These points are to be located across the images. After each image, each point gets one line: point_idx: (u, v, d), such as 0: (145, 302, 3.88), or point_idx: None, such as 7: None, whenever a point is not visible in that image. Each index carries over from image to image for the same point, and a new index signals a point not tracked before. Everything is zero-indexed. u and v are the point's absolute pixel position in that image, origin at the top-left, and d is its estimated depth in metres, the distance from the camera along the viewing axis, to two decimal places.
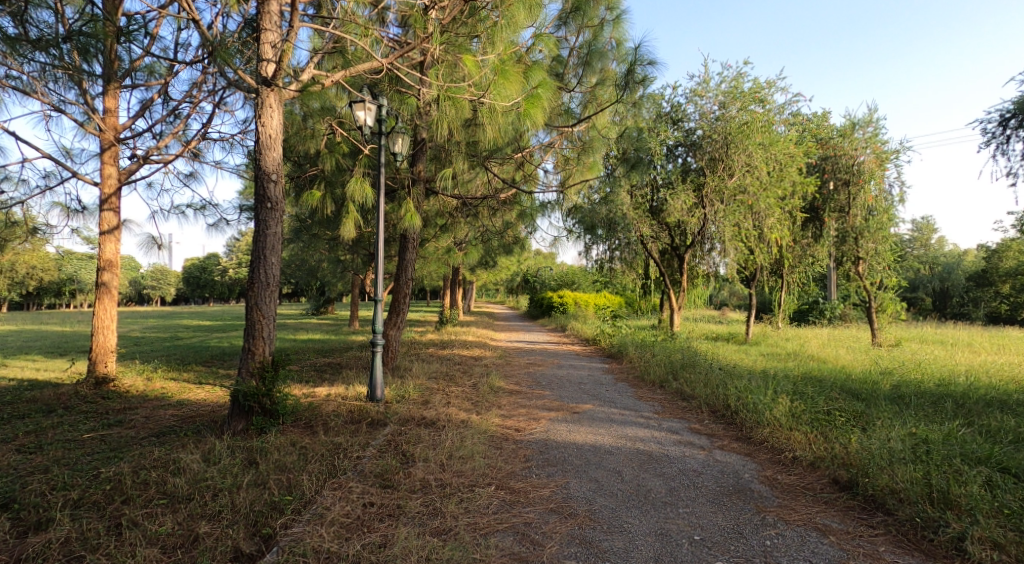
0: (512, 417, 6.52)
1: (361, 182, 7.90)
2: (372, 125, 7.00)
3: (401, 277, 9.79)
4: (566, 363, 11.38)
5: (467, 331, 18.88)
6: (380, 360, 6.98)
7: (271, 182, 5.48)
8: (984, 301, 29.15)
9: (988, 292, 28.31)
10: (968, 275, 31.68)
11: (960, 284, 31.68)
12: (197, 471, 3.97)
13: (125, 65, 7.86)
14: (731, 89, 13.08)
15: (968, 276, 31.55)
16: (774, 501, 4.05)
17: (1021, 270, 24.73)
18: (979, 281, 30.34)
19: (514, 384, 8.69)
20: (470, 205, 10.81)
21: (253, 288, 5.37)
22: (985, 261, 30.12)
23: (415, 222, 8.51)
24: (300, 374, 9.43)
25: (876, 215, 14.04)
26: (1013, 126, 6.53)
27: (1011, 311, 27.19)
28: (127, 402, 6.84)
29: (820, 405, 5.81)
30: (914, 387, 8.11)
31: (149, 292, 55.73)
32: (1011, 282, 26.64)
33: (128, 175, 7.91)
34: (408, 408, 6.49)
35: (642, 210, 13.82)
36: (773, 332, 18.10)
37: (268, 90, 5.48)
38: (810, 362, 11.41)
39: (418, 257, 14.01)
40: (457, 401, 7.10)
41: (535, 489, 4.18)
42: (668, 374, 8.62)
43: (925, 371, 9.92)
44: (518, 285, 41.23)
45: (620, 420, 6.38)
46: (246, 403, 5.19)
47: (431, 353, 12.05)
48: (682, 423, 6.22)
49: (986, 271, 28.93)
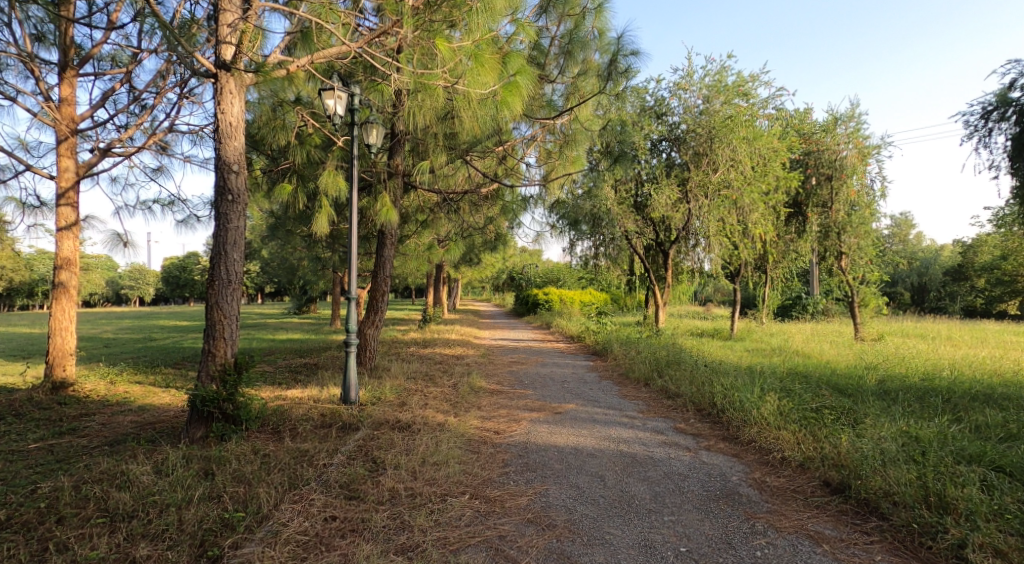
0: (492, 418, 6.27)
1: (334, 176, 7.61)
2: (343, 115, 6.71)
3: (378, 275, 9.49)
4: (550, 361, 11.16)
5: (451, 329, 18.63)
6: (354, 361, 6.71)
7: (232, 173, 5.18)
8: (961, 294, 29.58)
9: (965, 286, 28.67)
10: (944, 269, 32.05)
11: (937, 278, 32.05)
12: (145, 485, 3.72)
13: (83, 52, 7.51)
14: (715, 83, 12.94)
15: (945, 271, 31.96)
16: (764, 506, 3.84)
17: (996, 264, 25.03)
18: (956, 275, 30.77)
19: (495, 383, 8.45)
20: (450, 200, 10.53)
21: (214, 286, 5.09)
22: (961, 256, 30.51)
23: (391, 217, 8.23)
24: (274, 376, 9.10)
25: (858, 210, 14.01)
26: (994, 118, 6.39)
27: (986, 304, 27.59)
28: (84, 409, 6.50)
29: (808, 402, 5.62)
30: (900, 383, 8.00)
31: (127, 292, 54.75)
32: (986, 276, 26.98)
33: (86, 169, 7.56)
34: (383, 410, 6.23)
35: (626, 205, 13.62)
36: (757, 327, 18.08)
37: (228, 76, 5.18)
38: (795, 358, 11.32)
39: (398, 255, 13.71)
40: (436, 403, 6.84)
41: (511, 498, 3.93)
42: (653, 371, 8.43)
43: (909, 366, 9.86)
44: (503, 282, 40.96)
45: (604, 421, 6.16)
46: (205, 409, 4.88)
47: (411, 352, 11.76)
48: (667, 423, 6.02)
49: (963, 266, 29.28)
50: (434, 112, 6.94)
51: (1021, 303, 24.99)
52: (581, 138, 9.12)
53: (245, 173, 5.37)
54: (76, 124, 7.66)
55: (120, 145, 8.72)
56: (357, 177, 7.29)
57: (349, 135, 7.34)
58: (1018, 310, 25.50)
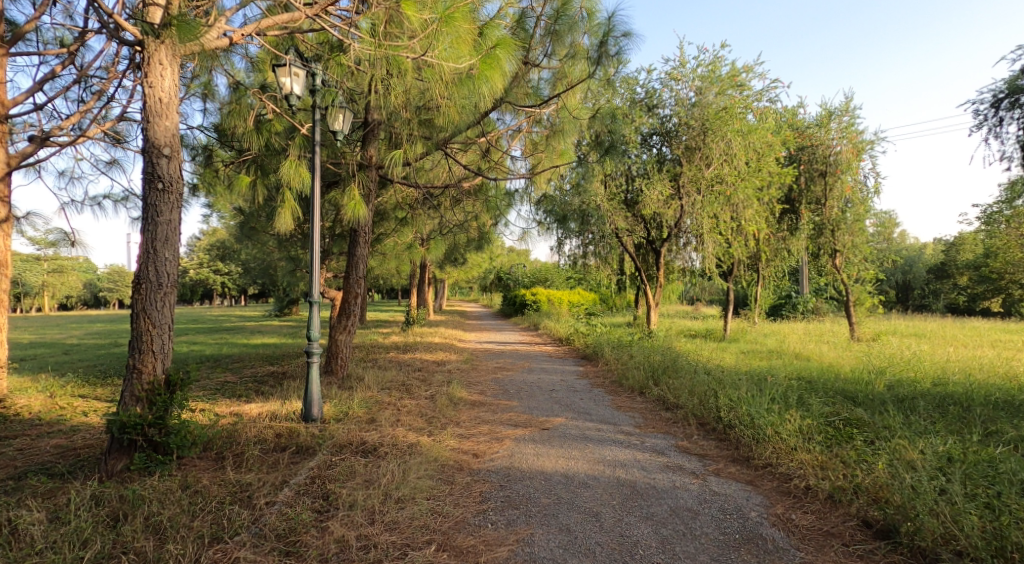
0: (472, 437, 5.56)
1: (296, 167, 6.89)
2: (301, 95, 5.98)
3: (351, 275, 8.70)
4: (537, 367, 10.47)
5: (436, 331, 17.93)
6: (316, 373, 5.98)
7: (163, 158, 4.48)
8: (944, 292, 29.40)
9: (948, 284, 28.58)
10: (928, 267, 31.92)
11: (921, 276, 31.95)
12: (33, 540, 3.11)
13: (14, 27, 6.71)
14: (708, 73, 12.30)
15: (929, 269, 31.78)
16: (796, 556, 3.23)
17: (982, 263, 24.80)
18: (939, 274, 30.63)
19: (477, 393, 7.75)
20: (430, 196, 9.81)
21: (140, 290, 4.37)
22: (944, 254, 30.41)
23: (360, 213, 7.50)
24: (234, 388, 8.29)
25: (853, 207, 13.51)
26: (1006, 107, 5.82)
27: (969, 301, 27.44)
28: (8, 430, 5.72)
29: (823, 413, 4.99)
30: (909, 389, 7.41)
31: (105, 294, 53.36)
32: (969, 274, 26.87)
33: (18, 159, 6.77)
34: (347, 430, 5.50)
35: (616, 201, 12.96)
36: (750, 327, 17.53)
37: (156, 43, 4.46)
38: (791, 361, 10.75)
39: (376, 255, 12.95)
40: (409, 418, 6.13)
41: (487, 550, 3.28)
42: (648, 380, 7.77)
43: (913, 368, 9.33)
44: (488, 282, 40.24)
45: (597, 439, 5.48)
46: (126, 437, 4.14)
47: (389, 358, 10.99)
48: (667, 441, 5.37)
49: (946, 264, 29.19)
50: (405, 94, 6.25)
51: (1004, 300, 24.78)
52: (569, 128, 8.43)
53: (181, 160, 4.67)
54: (6, 110, 6.84)
55: (62, 134, 7.92)
56: (319, 167, 6.58)
57: (311, 121, 6.62)
58: (1001, 307, 25.35)
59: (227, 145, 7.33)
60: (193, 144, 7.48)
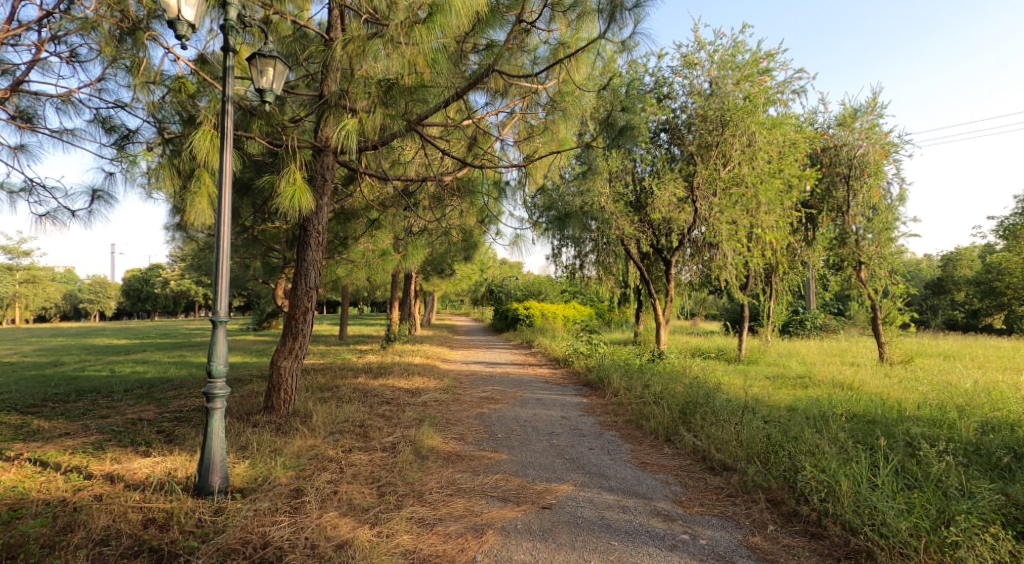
0: (440, 526, 3.76)
1: (212, 139, 5.28)
2: (194, 22, 4.34)
3: (299, 285, 6.84)
4: (531, 398, 8.60)
5: (418, 349, 16.02)
6: (220, 427, 4.19)
7: None
8: (942, 308, 27.63)
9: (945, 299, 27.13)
10: (927, 283, 30.12)
11: (918, 291, 30.11)
12: None
13: None
14: (726, 59, 10.67)
15: (927, 284, 30.09)
16: None
17: (989, 278, 23.06)
18: (936, 290, 29.00)
19: (454, 440, 5.90)
20: (404, 193, 8.02)
21: None
22: (941, 269, 28.92)
23: (303, 202, 5.66)
24: (141, 429, 6.44)
25: (879, 214, 11.70)
26: None
27: (969, 318, 25.75)
28: None
29: (966, 489, 3.56)
30: (1005, 434, 5.63)
31: (86, 306, 50.86)
32: (970, 291, 25.19)
33: None
34: (253, 515, 3.74)
35: (621, 203, 11.25)
36: (765, 346, 15.76)
37: None
38: (830, 390, 8.91)
39: (344, 263, 11.14)
40: (353, 487, 4.33)
41: None
42: (678, 423, 5.98)
43: (986, 403, 7.47)
44: (479, 295, 38.40)
45: (621, 526, 3.76)
46: None
47: (355, 386, 9.13)
48: (730, 533, 3.66)
49: (948, 277, 27.77)
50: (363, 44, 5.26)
51: (1007, 318, 22.86)
52: (570, 109, 6.71)
53: None
54: None
55: None
56: (231, 135, 4.86)
57: (227, 71, 4.91)
58: (1005, 324, 23.63)
59: (149, 125, 5.78)
60: (110, 123, 5.95)
